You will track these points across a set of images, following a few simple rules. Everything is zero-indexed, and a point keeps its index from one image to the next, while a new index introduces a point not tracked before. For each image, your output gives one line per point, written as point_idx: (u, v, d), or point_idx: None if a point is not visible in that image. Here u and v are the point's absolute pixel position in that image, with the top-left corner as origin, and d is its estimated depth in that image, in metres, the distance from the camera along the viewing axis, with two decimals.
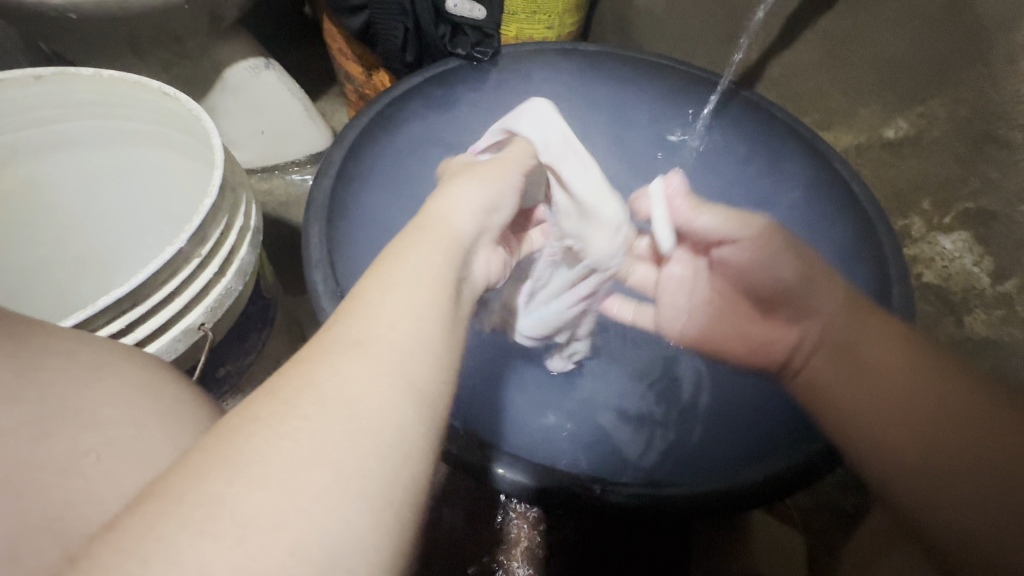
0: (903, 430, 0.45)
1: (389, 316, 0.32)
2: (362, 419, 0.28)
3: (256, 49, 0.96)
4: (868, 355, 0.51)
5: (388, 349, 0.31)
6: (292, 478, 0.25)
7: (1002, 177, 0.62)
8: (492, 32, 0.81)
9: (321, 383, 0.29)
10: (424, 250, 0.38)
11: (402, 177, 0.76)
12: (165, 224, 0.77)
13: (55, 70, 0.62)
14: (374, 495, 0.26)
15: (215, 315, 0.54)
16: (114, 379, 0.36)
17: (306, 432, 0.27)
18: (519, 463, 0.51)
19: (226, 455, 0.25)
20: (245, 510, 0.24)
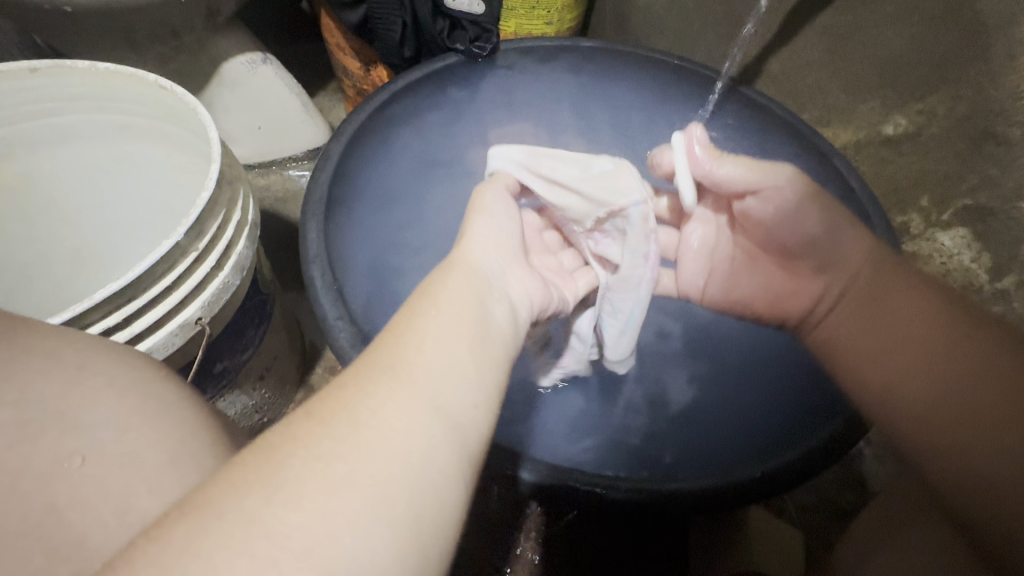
0: (903, 370, 0.44)
1: (419, 344, 0.33)
2: (395, 444, 0.28)
3: (253, 44, 0.95)
4: (884, 305, 0.50)
5: (420, 377, 0.31)
6: (327, 499, 0.25)
7: (1000, 174, 0.62)
8: (490, 27, 0.80)
9: (356, 407, 0.29)
10: (454, 280, 0.39)
11: (403, 175, 0.76)
12: (161, 220, 0.77)
13: (51, 63, 0.62)
14: (404, 519, 0.26)
15: (212, 310, 0.54)
16: (110, 376, 0.36)
17: (342, 456, 0.27)
18: (524, 460, 0.51)
19: (261, 473, 0.26)
20: (282, 530, 0.24)
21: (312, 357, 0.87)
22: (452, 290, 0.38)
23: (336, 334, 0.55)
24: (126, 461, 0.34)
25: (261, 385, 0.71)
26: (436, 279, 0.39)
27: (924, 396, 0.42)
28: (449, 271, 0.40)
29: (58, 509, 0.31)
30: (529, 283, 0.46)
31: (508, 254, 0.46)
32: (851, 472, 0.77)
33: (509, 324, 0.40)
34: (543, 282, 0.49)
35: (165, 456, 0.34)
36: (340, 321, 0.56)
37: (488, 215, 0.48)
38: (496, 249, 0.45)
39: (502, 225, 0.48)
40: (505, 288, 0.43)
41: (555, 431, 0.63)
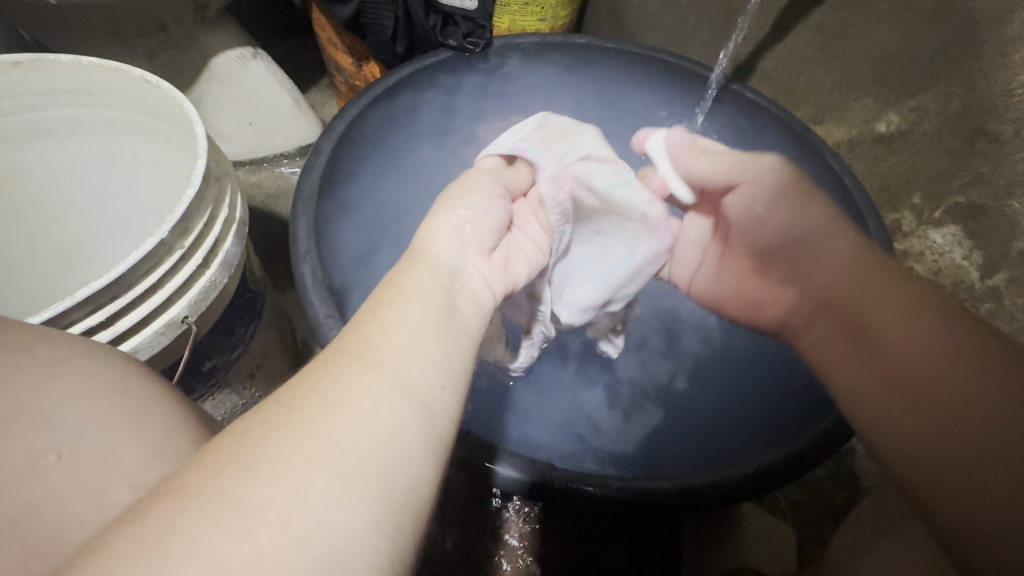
0: (902, 403, 0.41)
1: (386, 330, 0.33)
2: (364, 421, 0.28)
3: (244, 39, 0.94)
4: (870, 321, 0.47)
5: (387, 361, 0.31)
6: (298, 475, 0.25)
7: (992, 171, 0.62)
8: (483, 22, 0.80)
9: (324, 389, 0.29)
10: (421, 271, 0.39)
11: (394, 168, 0.75)
12: (148, 217, 0.76)
13: (33, 58, 0.61)
14: (376, 493, 0.26)
15: (199, 309, 0.53)
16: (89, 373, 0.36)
17: (311, 434, 0.26)
18: (510, 458, 0.51)
19: (235, 455, 0.25)
20: (257, 503, 0.24)
21: (303, 355, 0.86)
22: (419, 283, 0.38)
23: (327, 331, 0.54)
24: (108, 459, 0.33)
25: (251, 383, 0.70)
26: (410, 274, 0.39)
27: (926, 437, 0.38)
28: (414, 266, 0.40)
29: (37, 507, 0.31)
30: (493, 272, 0.45)
31: (479, 240, 0.46)
32: (845, 470, 0.77)
33: (478, 319, 0.40)
34: (504, 265, 0.48)
35: (149, 453, 0.34)
36: (330, 318, 0.56)
37: (467, 201, 0.48)
38: (461, 236, 0.45)
39: (482, 210, 0.48)
40: (472, 281, 0.43)
41: (545, 427, 0.63)
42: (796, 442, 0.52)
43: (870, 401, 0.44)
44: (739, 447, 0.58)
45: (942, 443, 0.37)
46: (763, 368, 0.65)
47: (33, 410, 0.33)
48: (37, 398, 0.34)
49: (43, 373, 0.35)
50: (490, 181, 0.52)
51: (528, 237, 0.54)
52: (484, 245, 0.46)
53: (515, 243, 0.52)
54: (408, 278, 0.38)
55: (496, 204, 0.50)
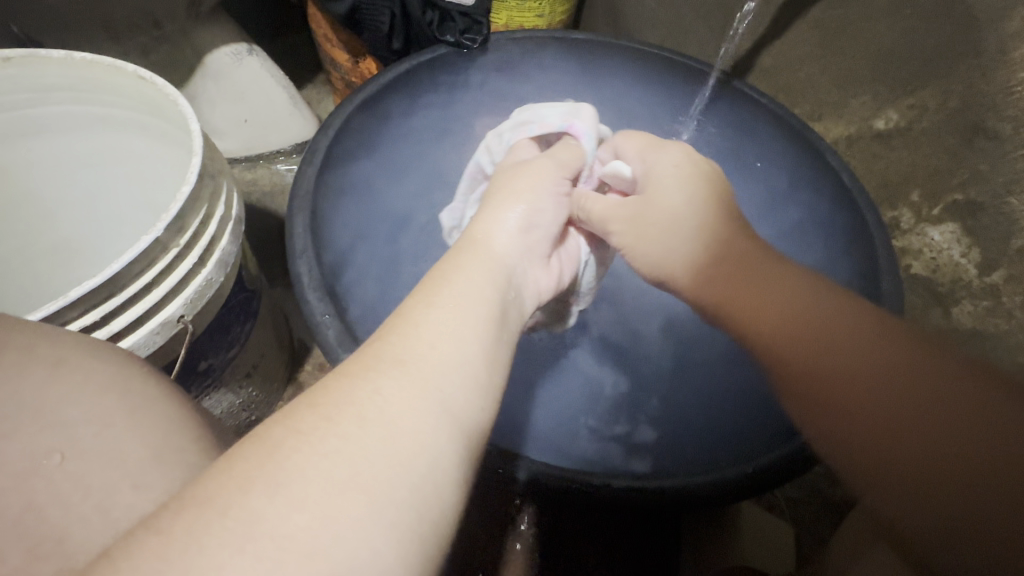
0: (898, 434, 0.36)
1: (433, 340, 0.33)
2: (401, 444, 0.27)
3: (238, 35, 0.93)
4: (819, 343, 0.40)
5: (430, 378, 0.31)
6: (333, 500, 0.25)
7: (991, 170, 0.62)
8: (481, 18, 0.79)
9: (362, 404, 0.28)
10: (471, 271, 0.39)
11: (413, 160, 0.75)
12: (142, 215, 0.75)
13: (24, 53, 0.60)
14: (408, 523, 0.26)
15: (195, 308, 0.53)
16: (86, 373, 0.35)
17: (346, 455, 0.26)
18: (525, 460, 0.50)
19: (266, 470, 0.25)
20: (288, 529, 0.23)
21: (300, 354, 0.86)
22: (470, 282, 0.38)
23: (323, 332, 0.55)
24: (104, 461, 0.33)
25: (248, 382, 0.70)
26: (461, 270, 0.39)
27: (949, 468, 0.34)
28: (469, 260, 0.40)
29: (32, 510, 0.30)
30: (544, 278, 0.47)
31: (539, 245, 0.47)
32: None
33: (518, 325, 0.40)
34: (558, 271, 0.51)
35: (146, 455, 0.33)
36: (327, 317, 0.56)
37: (541, 201, 0.48)
38: (529, 237, 0.46)
39: (548, 212, 0.49)
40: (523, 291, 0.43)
41: (566, 425, 0.62)
42: (805, 436, 0.51)
43: (848, 444, 0.37)
44: (743, 446, 0.58)
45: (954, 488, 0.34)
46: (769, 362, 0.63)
47: (30, 411, 0.33)
48: (33, 398, 0.33)
49: (38, 374, 0.34)
50: (559, 178, 0.53)
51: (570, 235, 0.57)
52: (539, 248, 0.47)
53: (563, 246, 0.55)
54: (463, 277, 0.38)
55: (558, 207, 0.51)
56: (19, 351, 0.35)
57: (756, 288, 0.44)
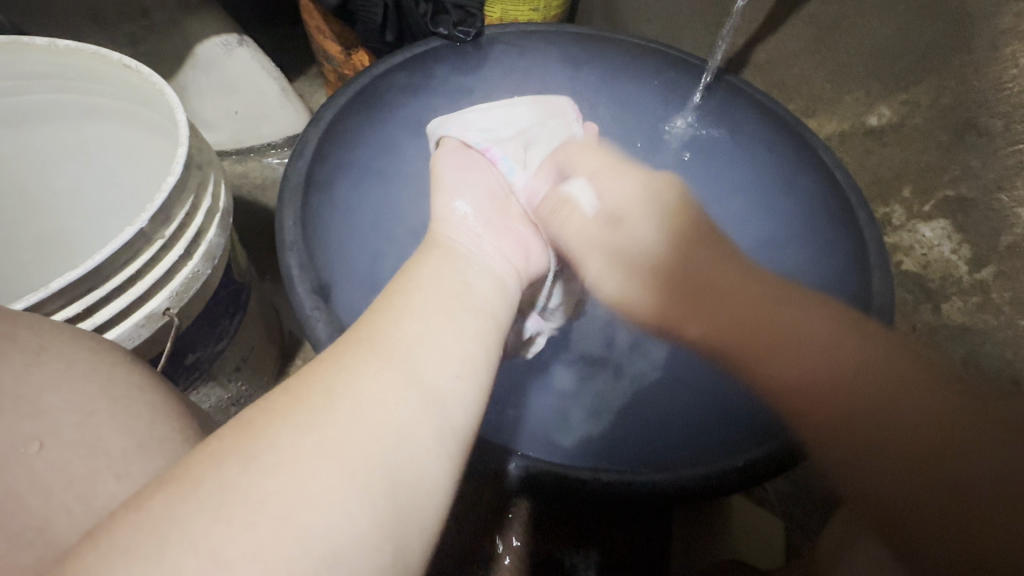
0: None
1: (400, 318, 0.34)
2: (371, 413, 0.29)
3: (228, 25, 0.92)
4: None
5: (397, 349, 0.32)
6: (298, 469, 0.26)
7: (981, 165, 0.62)
8: (475, 11, 0.79)
9: (330, 379, 0.30)
10: (434, 263, 0.41)
11: (394, 149, 0.74)
12: (129, 205, 0.74)
13: (8, 40, 0.59)
14: (380, 490, 0.27)
15: (181, 301, 0.52)
16: (68, 363, 0.35)
17: (313, 424, 0.28)
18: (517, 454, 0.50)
19: (238, 445, 0.27)
20: (257, 496, 0.25)
21: (289, 348, 0.85)
22: (436, 270, 0.40)
23: (313, 324, 0.54)
24: (87, 449, 0.32)
25: (237, 376, 0.69)
26: (428, 263, 0.41)
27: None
28: (434, 256, 0.43)
29: (14, 498, 0.30)
30: (509, 247, 0.50)
31: (483, 214, 0.51)
32: None
33: (494, 292, 0.42)
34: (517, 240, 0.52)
35: (130, 443, 0.33)
36: (317, 310, 0.56)
37: (456, 181, 0.54)
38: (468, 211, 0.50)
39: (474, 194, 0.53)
40: (489, 261, 0.46)
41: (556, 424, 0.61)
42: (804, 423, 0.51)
43: None
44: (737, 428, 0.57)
45: None
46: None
47: (11, 397, 0.32)
48: (13, 385, 0.33)
49: (17, 361, 0.34)
50: (457, 149, 0.58)
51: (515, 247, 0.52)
52: (494, 214, 0.52)
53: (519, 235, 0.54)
54: (426, 268, 0.41)
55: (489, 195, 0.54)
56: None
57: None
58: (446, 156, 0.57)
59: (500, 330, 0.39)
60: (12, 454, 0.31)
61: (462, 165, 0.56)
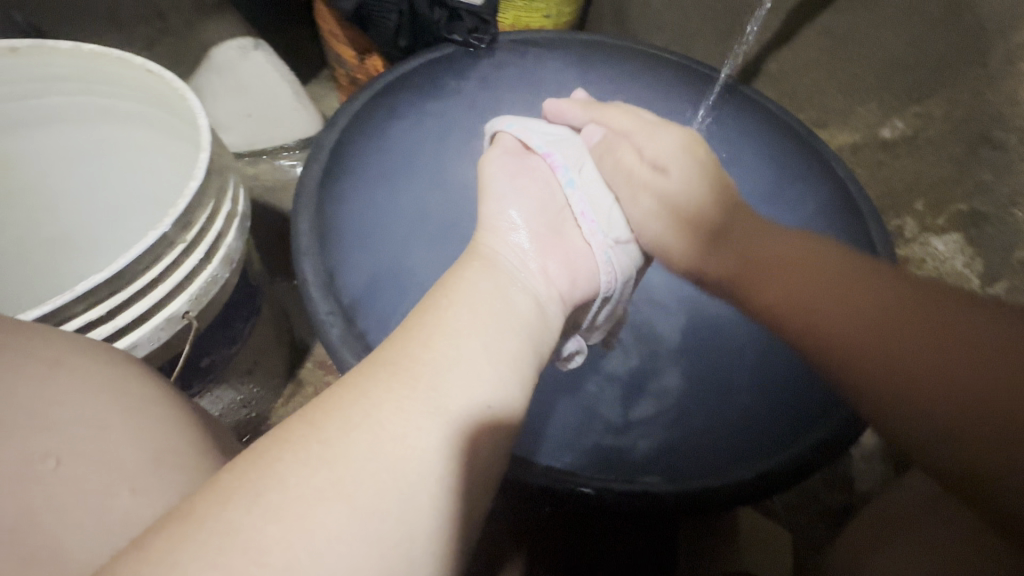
0: (899, 380, 0.36)
1: (427, 340, 0.36)
2: (386, 447, 0.30)
3: (243, 28, 0.93)
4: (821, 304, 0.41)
5: (421, 375, 0.33)
6: (306, 512, 0.26)
7: (994, 180, 0.62)
8: (489, 18, 0.80)
9: (348, 407, 0.31)
10: (473, 274, 0.43)
11: (407, 154, 0.74)
12: (143, 208, 0.75)
13: (31, 43, 0.60)
14: (391, 533, 0.28)
15: (200, 304, 0.52)
16: (85, 374, 0.35)
17: (325, 460, 0.28)
18: (533, 464, 0.50)
19: (247, 479, 0.28)
20: (263, 541, 0.25)
21: (300, 351, 0.85)
22: (473, 286, 0.42)
23: (327, 330, 0.55)
24: (103, 462, 0.33)
25: (249, 379, 0.69)
26: (464, 276, 0.43)
27: (957, 426, 0.34)
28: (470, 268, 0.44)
29: (29, 513, 0.30)
30: (555, 264, 0.50)
31: (534, 230, 0.51)
32: (840, 474, 0.77)
33: (533, 310, 0.43)
34: (568, 257, 0.52)
35: (145, 458, 0.33)
36: (332, 315, 0.56)
37: (505, 191, 0.54)
38: (519, 228, 0.50)
39: (524, 209, 0.53)
40: (531, 278, 0.47)
41: (567, 433, 0.59)
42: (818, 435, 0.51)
43: (862, 365, 0.38)
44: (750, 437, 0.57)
45: (951, 398, 0.34)
46: (758, 355, 0.64)
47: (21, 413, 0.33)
48: (29, 397, 0.33)
49: (29, 373, 0.34)
50: (504, 153, 0.57)
51: (573, 267, 0.52)
52: (545, 231, 0.52)
53: (574, 252, 0.53)
54: (463, 281, 0.42)
55: (536, 205, 0.54)
56: (10, 351, 0.35)
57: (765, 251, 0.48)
58: (495, 160, 0.57)
59: (529, 346, 0.40)
60: (27, 468, 0.31)
61: (507, 165, 0.56)
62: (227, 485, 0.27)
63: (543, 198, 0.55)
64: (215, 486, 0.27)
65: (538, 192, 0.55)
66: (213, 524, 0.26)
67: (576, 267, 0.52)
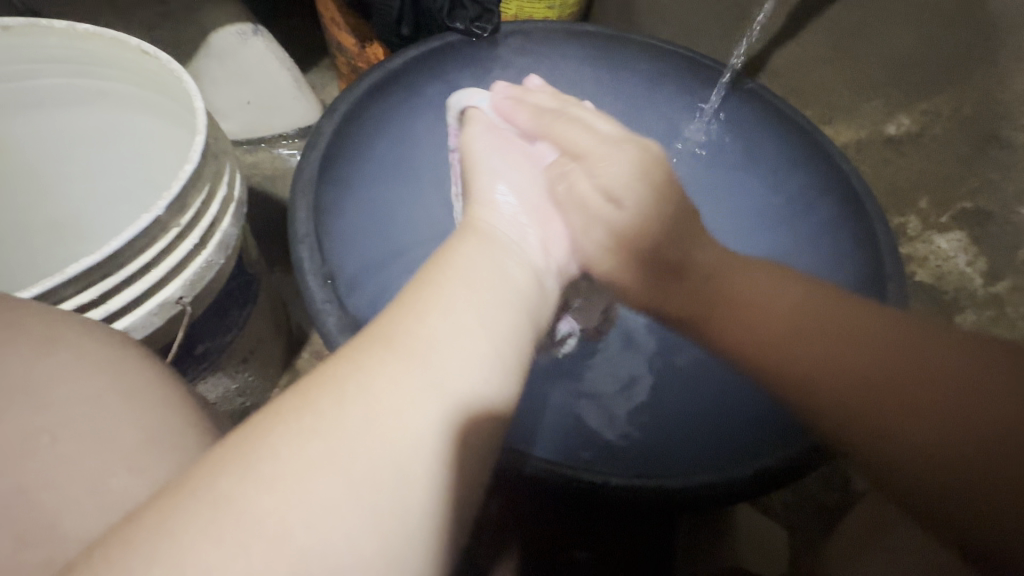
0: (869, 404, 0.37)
1: (423, 316, 0.35)
2: (383, 420, 0.29)
3: (243, 13, 0.92)
4: (792, 342, 0.42)
5: (419, 349, 0.33)
6: (298, 485, 0.26)
7: (1002, 178, 0.64)
8: (490, 6, 0.77)
9: (343, 380, 0.30)
10: (475, 253, 0.42)
11: (409, 142, 0.74)
12: (139, 193, 0.74)
13: (27, 22, 0.59)
14: (386, 511, 0.27)
15: (194, 289, 0.52)
16: (77, 351, 0.34)
17: (319, 432, 0.28)
18: (534, 458, 0.50)
19: (239, 450, 0.27)
20: (253, 513, 0.25)
21: (297, 340, 0.85)
22: (473, 263, 0.41)
23: (323, 319, 0.54)
24: (87, 447, 0.32)
25: (245, 367, 0.69)
26: (467, 253, 0.42)
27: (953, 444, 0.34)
28: (474, 245, 0.43)
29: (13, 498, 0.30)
30: (547, 239, 0.51)
31: (527, 207, 0.52)
32: (838, 472, 0.77)
33: (532, 289, 0.44)
34: (560, 235, 0.54)
35: (131, 442, 0.33)
36: (328, 304, 0.55)
37: (495, 170, 0.55)
38: (512, 204, 0.52)
39: (514, 182, 0.54)
40: (529, 255, 0.47)
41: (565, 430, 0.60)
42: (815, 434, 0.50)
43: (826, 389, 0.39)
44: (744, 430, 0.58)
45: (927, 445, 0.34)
46: None
47: (6, 394, 0.32)
48: (10, 380, 0.33)
49: (22, 351, 0.34)
50: (484, 119, 0.59)
51: (566, 242, 0.54)
52: (537, 200, 0.54)
53: (570, 226, 0.55)
54: (466, 257, 0.42)
55: (526, 176, 0.56)
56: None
57: (750, 300, 0.46)
58: (477, 137, 0.58)
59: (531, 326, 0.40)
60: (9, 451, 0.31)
61: (488, 136, 0.58)
62: (214, 473, 0.27)
63: (529, 173, 0.56)
64: (211, 472, 0.27)
65: (524, 167, 0.57)
66: (198, 511, 0.25)
67: (566, 242, 0.54)
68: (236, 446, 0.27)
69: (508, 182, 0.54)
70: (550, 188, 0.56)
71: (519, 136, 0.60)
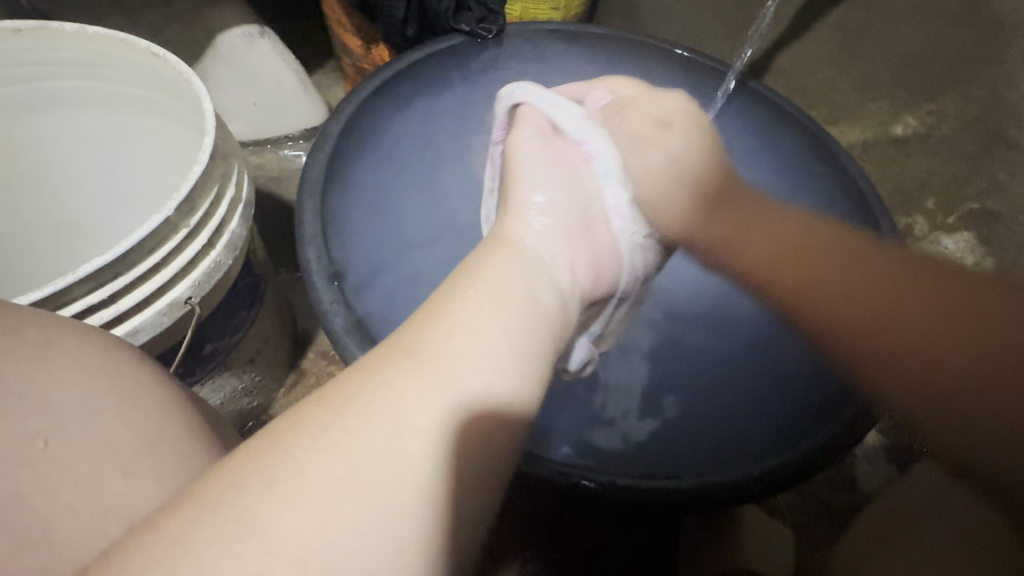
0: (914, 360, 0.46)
1: (450, 330, 0.34)
2: (406, 440, 0.29)
3: (250, 15, 0.92)
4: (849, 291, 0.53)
5: (443, 365, 0.32)
6: (322, 504, 0.26)
7: (1010, 179, 0.63)
8: (496, 8, 0.78)
9: (366, 396, 0.30)
10: (500, 260, 0.42)
11: (417, 144, 0.74)
12: (146, 194, 0.74)
13: (36, 25, 0.60)
14: (406, 533, 0.27)
15: (203, 290, 0.52)
16: (75, 356, 0.35)
17: (343, 450, 0.28)
18: (544, 459, 0.49)
19: (261, 462, 0.27)
20: (277, 532, 0.25)
21: (303, 341, 0.85)
22: (494, 270, 0.41)
23: (331, 319, 0.54)
24: (97, 447, 0.32)
25: (252, 367, 0.69)
26: (488, 259, 0.41)
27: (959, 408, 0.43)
28: (494, 251, 0.43)
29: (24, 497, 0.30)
30: (580, 263, 0.48)
31: (565, 227, 0.48)
32: (846, 475, 0.77)
33: (559, 308, 0.42)
34: (593, 259, 0.50)
35: (139, 442, 0.33)
36: (335, 305, 0.56)
37: (538, 179, 0.50)
38: (548, 221, 0.48)
39: (554, 194, 0.50)
40: (557, 274, 0.45)
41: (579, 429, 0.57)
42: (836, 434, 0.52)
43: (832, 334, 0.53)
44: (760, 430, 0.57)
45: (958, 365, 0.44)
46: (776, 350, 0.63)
47: (15, 394, 0.32)
48: (19, 382, 0.33)
49: (25, 353, 0.34)
50: (534, 123, 0.55)
51: (596, 264, 0.51)
52: (573, 219, 0.50)
53: (600, 247, 0.52)
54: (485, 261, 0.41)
55: (566, 187, 0.51)
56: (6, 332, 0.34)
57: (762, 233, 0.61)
58: (525, 141, 0.54)
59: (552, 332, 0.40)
60: (18, 451, 0.31)
61: (535, 141, 0.54)
62: (225, 473, 0.27)
63: (569, 185, 0.52)
64: (223, 472, 0.27)
65: (565, 178, 0.52)
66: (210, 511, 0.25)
67: (595, 265, 0.51)
68: (253, 457, 0.28)
69: (548, 193, 0.50)
70: (586, 204, 0.53)
71: (567, 144, 0.55)
